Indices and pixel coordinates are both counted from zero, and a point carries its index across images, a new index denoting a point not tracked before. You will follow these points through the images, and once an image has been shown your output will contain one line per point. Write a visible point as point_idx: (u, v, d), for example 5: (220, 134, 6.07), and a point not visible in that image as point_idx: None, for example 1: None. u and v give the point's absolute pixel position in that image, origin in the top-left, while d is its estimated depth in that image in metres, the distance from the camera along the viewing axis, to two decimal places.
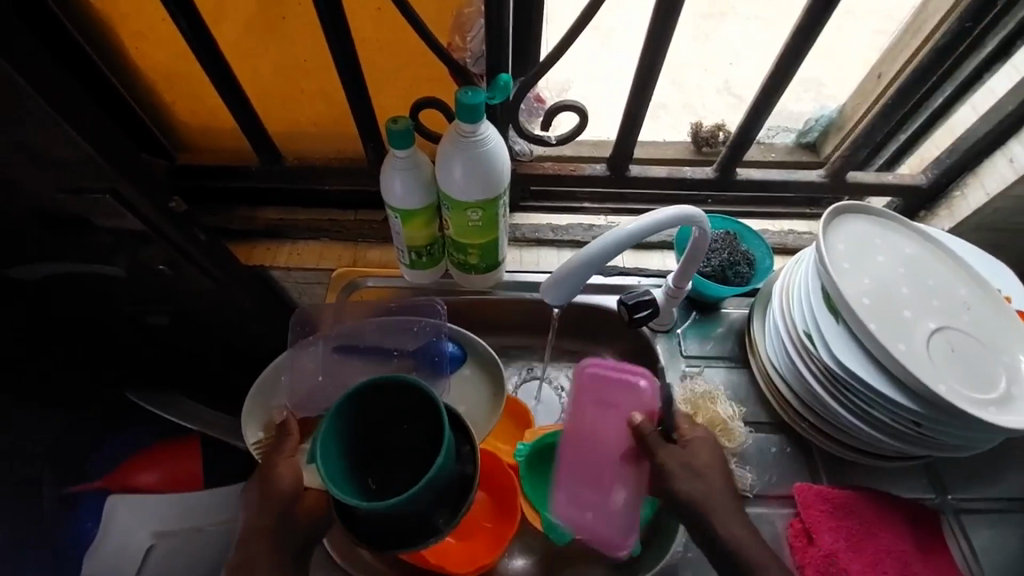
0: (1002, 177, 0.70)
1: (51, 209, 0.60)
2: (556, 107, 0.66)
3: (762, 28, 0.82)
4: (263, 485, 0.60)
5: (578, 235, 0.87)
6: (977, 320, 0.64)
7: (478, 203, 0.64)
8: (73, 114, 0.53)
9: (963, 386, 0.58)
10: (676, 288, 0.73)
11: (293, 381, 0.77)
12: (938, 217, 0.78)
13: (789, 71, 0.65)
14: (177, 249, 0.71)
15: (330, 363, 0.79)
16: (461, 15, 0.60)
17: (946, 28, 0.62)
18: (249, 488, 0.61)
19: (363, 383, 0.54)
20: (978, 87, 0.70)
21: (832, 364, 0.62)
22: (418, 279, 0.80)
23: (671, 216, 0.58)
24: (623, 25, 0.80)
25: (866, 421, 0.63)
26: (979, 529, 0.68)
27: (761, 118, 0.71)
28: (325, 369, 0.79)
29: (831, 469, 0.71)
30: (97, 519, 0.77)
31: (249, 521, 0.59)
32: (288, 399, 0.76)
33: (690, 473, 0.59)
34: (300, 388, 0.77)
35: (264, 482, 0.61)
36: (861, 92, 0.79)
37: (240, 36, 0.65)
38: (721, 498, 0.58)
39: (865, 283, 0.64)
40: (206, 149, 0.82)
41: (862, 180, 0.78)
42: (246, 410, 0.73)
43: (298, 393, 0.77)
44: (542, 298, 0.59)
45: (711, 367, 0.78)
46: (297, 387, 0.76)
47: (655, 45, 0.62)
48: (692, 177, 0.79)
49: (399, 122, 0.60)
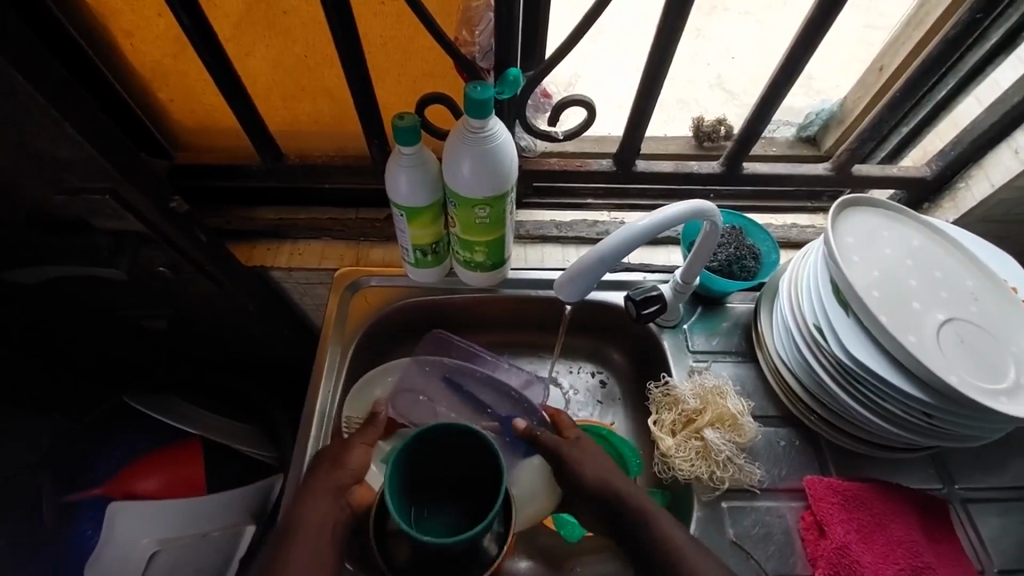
0: (1006, 169, 0.71)
1: (52, 210, 0.59)
2: (565, 102, 0.66)
3: (754, 24, 0.77)
4: (340, 457, 0.61)
5: (583, 232, 0.87)
6: (985, 311, 0.64)
7: (486, 199, 0.63)
8: (72, 112, 0.51)
9: (972, 375, 0.59)
10: (684, 284, 0.73)
11: (399, 381, 0.79)
12: (941, 209, 0.79)
13: (799, 63, 0.65)
14: (180, 252, 0.68)
15: (433, 386, 0.80)
16: (469, 9, 0.59)
17: (956, 19, 0.62)
18: (327, 454, 0.62)
19: (456, 424, 0.55)
20: (982, 79, 0.70)
21: (843, 357, 0.62)
22: (422, 277, 0.79)
23: (684, 211, 0.58)
24: (616, 19, 0.74)
25: (878, 413, 0.64)
26: (987, 518, 0.69)
27: (770, 113, 0.70)
28: (430, 394, 0.79)
29: (839, 461, 0.71)
30: (98, 527, 0.77)
31: (320, 481, 0.58)
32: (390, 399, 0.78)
33: (588, 459, 0.61)
34: (402, 393, 0.79)
35: (340, 453, 0.61)
36: (862, 85, 0.78)
37: (241, 31, 0.63)
38: (616, 474, 0.60)
39: (874, 275, 0.64)
40: (204, 148, 0.80)
41: (868, 173, 0.79)
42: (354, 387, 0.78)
43: (399, 401, 0.78)
44: (556, 294, 0.59)
45: (717, 362, 0.77)
46: (401, 396, 0.78)
47: (667, 38, 0.61)
48: (699, 172, 0.79)
49: (406, 118, 0.59)
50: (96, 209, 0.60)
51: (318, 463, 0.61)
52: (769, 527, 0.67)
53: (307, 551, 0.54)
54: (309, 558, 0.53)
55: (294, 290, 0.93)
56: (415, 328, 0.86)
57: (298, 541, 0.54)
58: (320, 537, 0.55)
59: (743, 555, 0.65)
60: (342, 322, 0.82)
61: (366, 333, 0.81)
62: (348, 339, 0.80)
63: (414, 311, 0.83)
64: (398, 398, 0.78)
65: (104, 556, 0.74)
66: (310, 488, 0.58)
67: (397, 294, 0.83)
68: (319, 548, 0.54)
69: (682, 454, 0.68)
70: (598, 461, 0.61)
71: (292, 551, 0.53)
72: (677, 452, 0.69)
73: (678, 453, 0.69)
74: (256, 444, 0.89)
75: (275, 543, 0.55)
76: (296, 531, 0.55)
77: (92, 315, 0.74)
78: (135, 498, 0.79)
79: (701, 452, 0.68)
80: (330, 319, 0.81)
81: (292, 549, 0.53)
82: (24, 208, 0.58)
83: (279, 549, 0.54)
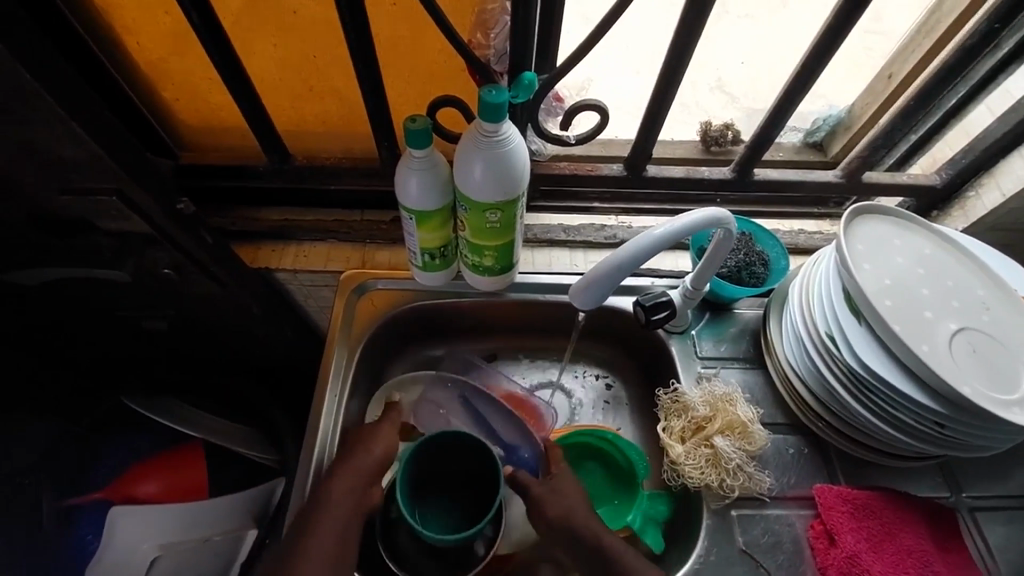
0: (1018, 178, 0.71)
1: (56, 210, 0.58)
2: (578, 106, 0.65)
3: (755, 27, 0.75)
4: (371, 438, 0.63)
5: (590, 236, 0.86)
6: (996, 321, 0.64)
7: (497, 204, 0.63)
8: (79, 111, 0.50)
9: (985, 386, 0.58)
10: (694, 289, 0.72)
11: (421, 394, 0.79)
12: (951, 217, 0.79)
13: (816, 69, 0.64)
14: (185, 254, 0.67)
15: (453, 404, 0.79)
16: (485, 11, 0.59)
17: (974, 29, 0.63)
18: (357, 433, 0.64)
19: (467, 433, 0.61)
20: (994, 88, 0.71)
21: (855, 365, 0.62)
22: (429, 281, 0.78)
23: (699, 219, 0.58)
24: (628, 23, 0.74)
25: (889, 422, 0.63)
26: (995, 527, 0.69)
27: (783, 120, 0.70)
28: (450, 411, 0.79)
29: (848, 469, 0.71)
30: (98, 532, 0.76)
31: (351, 459, 0.60)
32: (413, 410, 0.79)
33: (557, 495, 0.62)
34: (424, 405, 0.79)
35: (370, 433, 0.63)
36: (871, 92, 0.78)
37: (251, 29, 0.63)
38: (584, 514, 0.61)
39: (886, 283, 0.64)
40: (208, 148, 0.79)
41: (877, 180, 0.79)
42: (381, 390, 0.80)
43: (421, 413, 0.79)
44: (570, 300, 0.59)
45: (726, 368, 0.77)
46: (422, 409, 0.79)
47: (683, 43, 0.61)
48: (710, 177, 0.79)
49: (418, 121, 0.58)
50: (101, 209, 0.58)
51: (347, 441, 0.63)
52: (778, 535, 0.67)
53: (334, 524, 0.55)
54: (335, 531, 0.55)
55: (297, 291, 0.92)
56: (421, 330, 0.85)
57: (326, 514, 0.56)
58: (347, 512, 0.57)
59: (752, 563, 0.65)
60: (348, 324, 0.81)
61: (371, 336, 0.80)
62: (355, 341, 0.80)
63: (421, 314, 0.83)
64: (422, 409, 0.79)
65: (104, 561, 0.74)
66: (340, 464, 0.60)
67: (403, 296, 0.82)
68: (345, 523, 0.56)
69: (692, 461, 0.68)
70: (567, 499, 0.62)
71: (320, 522, 0.55)
72: (687, 458, 0.68)
73: (687, 460, 0.68)
74: (257, 446, 0.87)
75: (301, 514, 0.57)
76: (324, 504, 0.57)
77: (92, 315, 0.73)
78: (135, 502, 0.79)
79: (711, 460, 0.68)
80: (336, 322, 0.80)
81: (319, 520, 0.55)
82: (28, 208, 0.57)
83: (305, 519, 0.56)
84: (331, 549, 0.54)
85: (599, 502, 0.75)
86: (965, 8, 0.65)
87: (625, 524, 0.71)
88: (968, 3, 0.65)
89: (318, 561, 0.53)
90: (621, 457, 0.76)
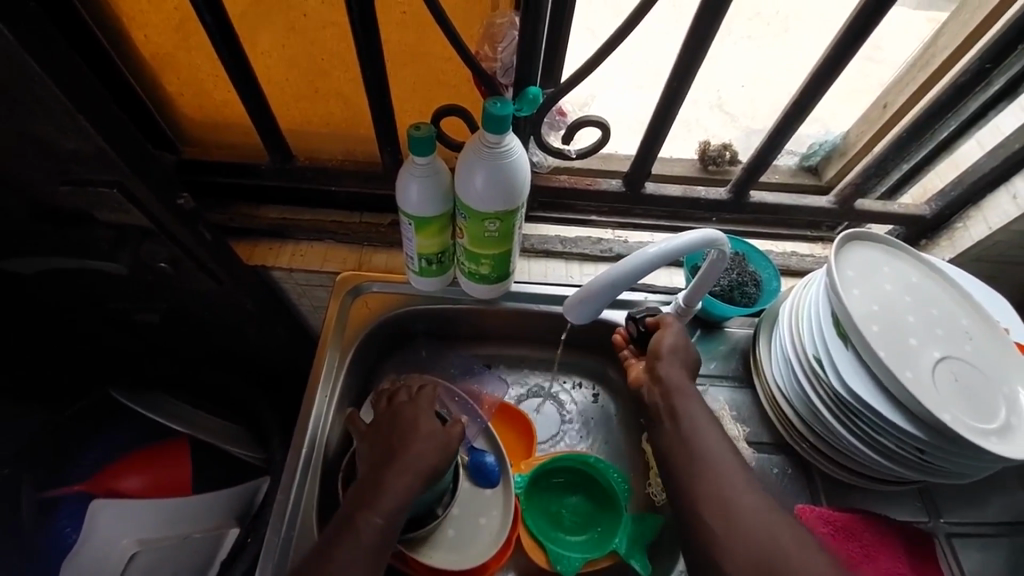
0: (1005, 213, 0.73)
1: (55, 202, 0.58)
2: (579, 122, 0.66)
3: (755, 48, 0.77)
4: (434, 436, 0.64)
5: (587, 249, 0.87)
6: (979, 350, 0.66)
7: (498, 214, 0.63)
8: (88, 107, 0.50)
9: (966, 415, 0.60)
10: (686, 306, 0.72)
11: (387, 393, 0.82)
12: (939, 247, 0.81)
13: (811, 99, 0.66)
14: (183, 250, 0.67)
15: None
16: (493, 25, 0.60)
17: (965, 66, 0.65)
18: (418, 426, 0.65)
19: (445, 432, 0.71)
20: (984, 124, 0.72)
21: (840, 390, 0.63)
22: (425, 285, 0.78)
23: (696, 239, 0.59)
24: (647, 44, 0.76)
25: (871, 446, 0.65)
26: (969, 552, 0.70)
27: (776, 150, 0.72)
28: None
29: (830, 491, 0.72)
30: (77, 525, 0.75)
31: (412, 455, 0.61)
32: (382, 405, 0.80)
33: (675, 365, 0.64)
34: None
35: (435, 433, 0.64)
36: (866, 119, 0.79)
37: (258, 29, 0.63)
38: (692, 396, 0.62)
39: (874, 309, 0.65)
40: (211, 144, 0.79)
41: (869, 208, 0.80)
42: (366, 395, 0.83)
43: None
44: (565, 313, 0.60)
45: (715, 386, 0.78)
46: None
47: (686, 65, 0.62)
48: (706, 198, 0.80)
49: (421, 129, 0.59)
50: (102, 202, 0.58)
51: (407, 429, 0.65)
52: None
53: (385, 517, 0.57)
54: (382, 522, 0.57)
55: (291, 290, 0.92)
56: (414, 334, 0.86)
57: (380, 505, 0.57)
58: (398, 509, 0.58)
59: None
60: (342, 325, 0.81)
61: (364, 338, 0.81)
62: (349, 342, 0.80)
63: (415, 318, 0.84)
64: None
65: (83, 552, 0.73)
66: (401, 456, 0.61)
67: (397, 301, 0.83)
68: (395, 520, 0.58)
69: None
70: (680, 371, 0.64)
71: (371, 513, 0.57)
72: None
73: None
74: (244, 444, 0.88)
75: (355, 495, 0.59)
76: (381, 494, 0.58)
77: (85, 307, 0.72)
78: (118, 497, 0.79)
79: None
80: (330, 322, 0.80)
81: (371, 511, 0.57)
82: (27, 198, 0.57)
83: (361, 504, 0.58)
84: (376, 541, 0.56)
85: (582, 530, 0.75)
86: (958, 45, 0.67)
87: (611, 550, 0.71)
88: (964, 38, 0.67)
89: (366, 549, 0.55)
90: (605, 481, 0.76)
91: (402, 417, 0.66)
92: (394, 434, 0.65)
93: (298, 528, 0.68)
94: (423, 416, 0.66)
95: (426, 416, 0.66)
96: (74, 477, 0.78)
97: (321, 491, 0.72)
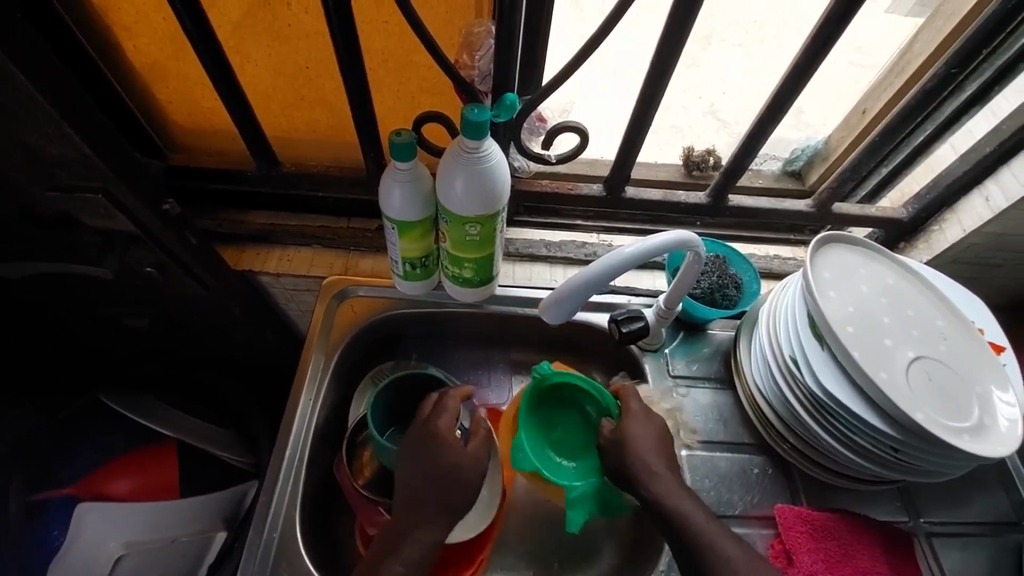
0: (978, 215, 0.74)
1: (42, 209, 0.59)
2: (558, 128, 0.67)
3: (745, 56, 0.79)
4: (456, 470, 0.62)
5: (571, 252, 0.88)
6: (953, 351, 0.67)
7: (477, 217, 0.64)
8: (74, 115, 0.51)
9: (939, 413, 0.61)
10: (667, 309, 0.74)
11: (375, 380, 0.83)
12: (916, 249, 0.82)
13: (783, 106, 0.68)
14: (167, 254, 0.68)
15: None
16: (471, 34, 0.61)
17: (932, 73, 0.66)
18: (439, 461, 0.62)
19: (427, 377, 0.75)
20: (958, 128, 0.74)
21: (816, 389, 0.64)
22: (410, 289, 0.79)
23: (669, 241, 0.60)
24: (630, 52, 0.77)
25: (847, 445, 0.65)
26: (949, 551, 0.71)
27: (751, 155, 0.74)
28: None
29: (811, 491, 0.72)
30: (64, 527, 0.77)
31: (433, 496, 0.61)
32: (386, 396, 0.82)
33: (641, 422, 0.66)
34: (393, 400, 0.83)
35: (454, 470, 0.62)
36: (846, 125, 0.81)
37: (242, 40, 0.65)
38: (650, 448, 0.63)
39: (850, 311, 0.66)
40: (201, 152, 0.81)
41: (847, 211, 0.81)
42: (357, 393, 0.83)
43: None
44: (543, 316, 0.60)
45: (697, 388, 0.79)
46: None
47: (659, 72, 0.64)
48: (686, 202, 0.81)
49: (403, 135, 0.60)
50: (89, 208, 0.59)
51: (425, 467, 0.62)
52: None
53: (407, 565, 0.58)
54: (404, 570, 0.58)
55: (280, 295, 0.93)
56: (404, 336, 0.87)
57: (403, 554, 0.58)
58: (420, 557, 0.58)
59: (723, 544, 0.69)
60: (330, 327, 0.82)
61: (351, 341, 0.81)
62: (334, 346, 0.81)
63: (403, 321, 0.85)
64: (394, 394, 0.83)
65: (69, 555, 0.75)
66: (424, 499, 0.61)
67: (384, 305, 0.84)
68: (417, 568, 0.58)
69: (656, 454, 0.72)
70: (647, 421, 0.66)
71: (393, 563, 0.57)
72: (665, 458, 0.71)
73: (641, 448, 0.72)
74: (233, 449, 0.88)
75: (382, 542, 0.60)
76: (404, 544, 0.59)
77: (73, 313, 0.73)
78: (106, 500, 0.80)
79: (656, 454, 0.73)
80: (316, 324, 0.81)
81: (393, 560, 0.58)
82: (16, 206, 0.58)
83: (384, 554, 0.59)
84: None
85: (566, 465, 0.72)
86: (932, 52, 0.69)
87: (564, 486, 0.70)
88: (937, 44, 0.68)
89: None
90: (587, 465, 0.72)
91: (420, 449, 0.63)
92: (414, 473, 0.62)
93: (281, 531, 0.69)
94: (445, 447, 0.63)
95: (447, 444, 0.63)
96: (64, 480, 0.79)
97: (309, 492, 0.73)
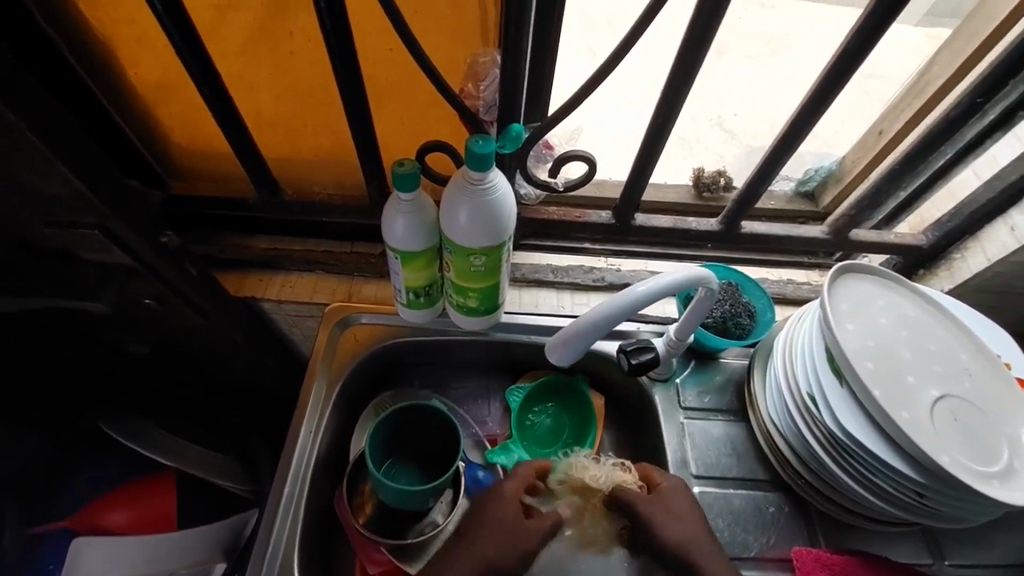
0: (1003, 245, 0.71)
1: (37, 243, 0.57)
2: (565, 157, 0.65)
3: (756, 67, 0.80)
4: (513, 530, 0.63)
5: (578, 278, 0.86)
6: (978, 388, 0.64)
7: (482, 249, 0.63)
8: (69, 153, 0.50)
9: (965, 456, 0.58)
10: (677, 339, 0.72)
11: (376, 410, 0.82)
12: (937, 277, 0.80)
13: (801, 131, 0.65)
14: (166, 285, 0.66)
15: None
16: (476, 64, 0.60)
17: (957, 99, 0.64)
18: (497, 518, 0.63)
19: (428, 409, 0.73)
20: (981, 154, 0.71)
21: (834, 428, 0.61)
22: (413, 318, 0.77)
23: (681, 279, 0.58)
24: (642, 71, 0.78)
25: (867, 487, 0.62)
26: None
27: (765, 184, 0.72)
28: None
29: (827, 532, 0.70)
30: (61, 560, 0.76)
31: (479, 544, 0.62)
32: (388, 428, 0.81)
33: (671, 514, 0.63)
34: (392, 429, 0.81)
35: (508, 530, 0.63)
36: (862, 146, 0.79)
37: (243, 67, 0.63)
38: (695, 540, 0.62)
39: (870, 346, 0.64)
40: (203, 177, 0.80)
41: (864, 238, 0.79)
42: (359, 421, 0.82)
43: None
44: (550, 355, 0.58)
45: (709, 420, 0.76)
46: None
47: (672, 97, 0.61)
48: (697, 228, 0.79)
49: (405, 165, 0.58)
50: (84, 242, 0.58)
51: (483, 520, 0.64)
52: None
53: None
54: None
55: (283, 320, 0.92)
56: (407, 364, 0.85)
57: None
58: None
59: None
60: (332, 355, 0.80)
61: (353, 370, 0.80)
62: (336, 374, 0.79)
63: (406, 348, 0.83)
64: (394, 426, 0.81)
65: None
66: (469, 545, 0.62)
67: (388, 331, 0.82)
68: None
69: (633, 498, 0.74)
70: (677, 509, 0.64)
71: None
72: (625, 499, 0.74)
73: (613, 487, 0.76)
74: (234, 477, 0.86)
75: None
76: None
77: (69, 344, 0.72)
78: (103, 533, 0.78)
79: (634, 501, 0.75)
80: (318, 352, 0.80)
81: None
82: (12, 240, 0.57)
83: None
84: None
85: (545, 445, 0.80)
86: (953, 73, 0.66)
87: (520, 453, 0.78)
88: (958, 66, 0.66)
89: None
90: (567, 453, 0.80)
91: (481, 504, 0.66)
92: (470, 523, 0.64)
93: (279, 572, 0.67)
94: (508, 507, 0.64)
95: (511, 507, 0.64)
96: (60, 513, 0.78)
97: (309, 528, 0.71)
